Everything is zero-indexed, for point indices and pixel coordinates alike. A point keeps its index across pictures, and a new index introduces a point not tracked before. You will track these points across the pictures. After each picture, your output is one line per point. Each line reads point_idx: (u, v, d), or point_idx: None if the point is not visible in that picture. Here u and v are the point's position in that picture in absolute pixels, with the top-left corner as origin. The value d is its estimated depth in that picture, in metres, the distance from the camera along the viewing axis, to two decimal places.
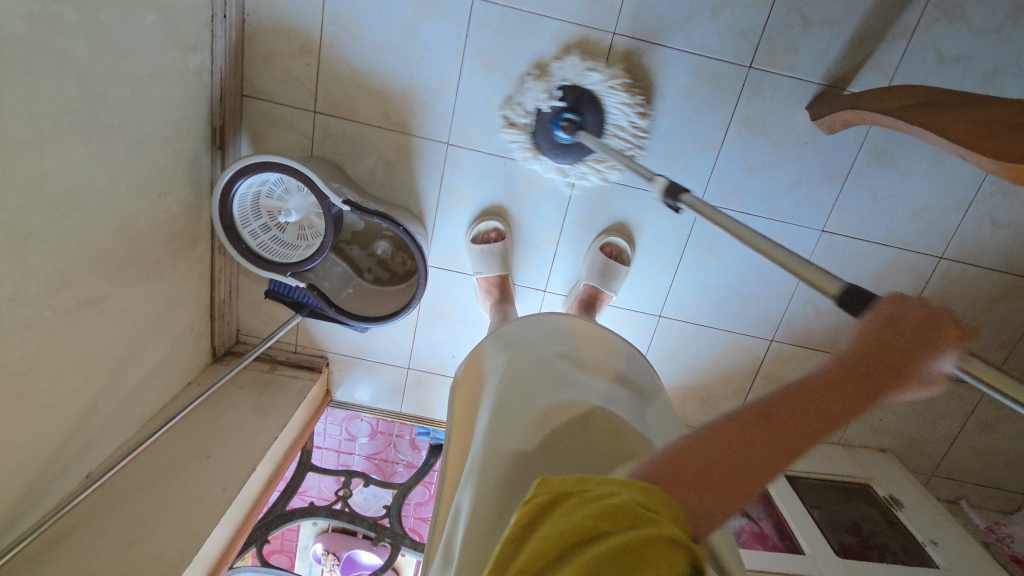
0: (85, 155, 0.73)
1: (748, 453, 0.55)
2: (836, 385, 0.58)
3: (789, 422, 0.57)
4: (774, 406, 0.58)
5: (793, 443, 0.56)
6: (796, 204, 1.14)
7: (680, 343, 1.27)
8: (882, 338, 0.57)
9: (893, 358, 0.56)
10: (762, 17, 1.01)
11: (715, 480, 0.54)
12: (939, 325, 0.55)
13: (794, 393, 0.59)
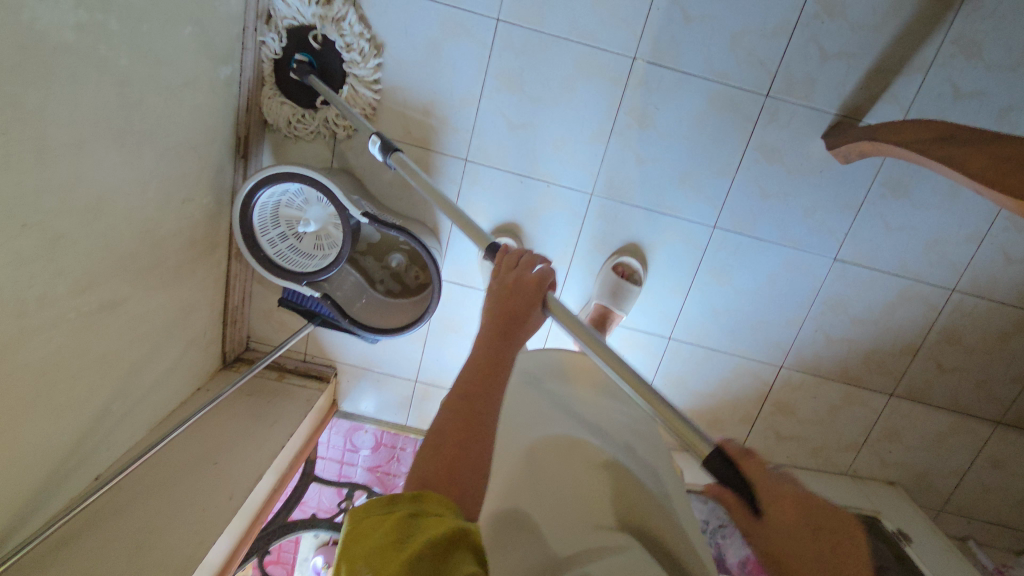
0: (118, 160, 0.75)
1: (463, 425, 0.54)
2: (490, 363, 0.60)
3: (486, 399, 0.57)
4: (469, 384, 0.58)
5: (484, 417, 0.55)
6: (810, 232, 1.14)
7: (689, 366, 1.26)
8: (502, 300, 0.65)
9: (516, 310, 0.64)
10: (780, 48, 1.02)
11: (443, 462, 0.52)
12: (526, 279, 0.67)
13: (471, 369, 0.59)
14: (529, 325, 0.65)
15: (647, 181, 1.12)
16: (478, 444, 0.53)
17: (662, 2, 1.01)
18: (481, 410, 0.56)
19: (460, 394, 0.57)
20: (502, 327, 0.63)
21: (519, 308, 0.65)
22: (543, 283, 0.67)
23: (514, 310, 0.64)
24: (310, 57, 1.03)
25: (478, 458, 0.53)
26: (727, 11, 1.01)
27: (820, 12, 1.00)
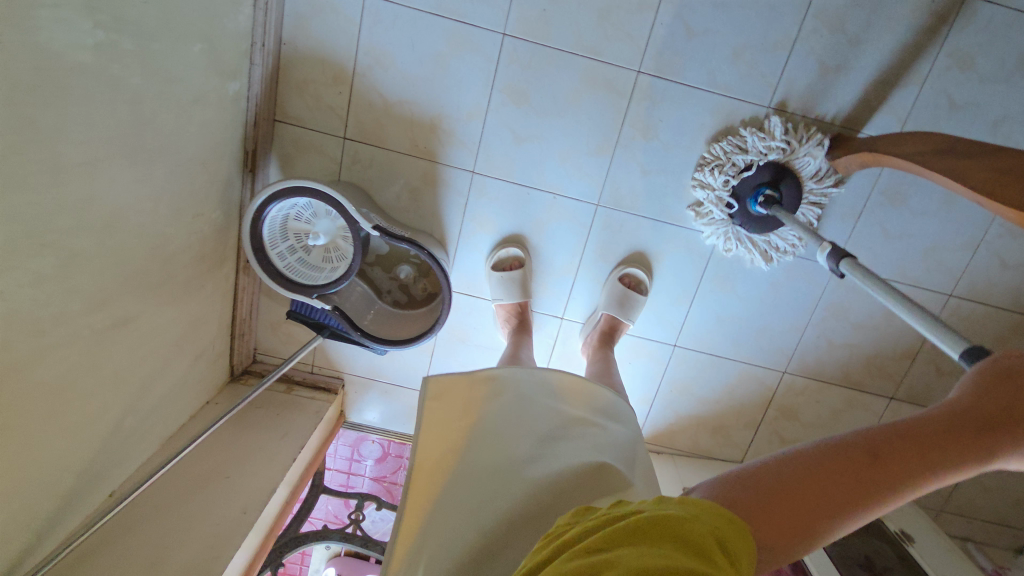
0: (131, 176, 0.75)
1: (848, 489, 0.47)
2: (911, 436, 0.49)
3: (890, 477, 0.47)
4: (873, 443, 0.49)
5: (867, 495, 0.47)
6: (812, 240, 1.16)
7: (694, 373, 1.28)
8: (1020, 396, 0.49)
9: (1022, 419, 0.48)
10: (781, 61, 1.05)
11: (795, 504, 0.46)
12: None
13: (897, 431, 0.49)
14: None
15: (652, 191, 1.14)
16: (835, 498, 0.46)
17: (665, 17, 1.03)
18: (870, 473, 0.47)
19: (867, 447, 0.48)
20: (991, 439, 0.48)
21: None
22: None
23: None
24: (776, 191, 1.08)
25: (824, 517, 0.46)
26: (729, 25, 1.03)
27: (818, 26, 1.02)
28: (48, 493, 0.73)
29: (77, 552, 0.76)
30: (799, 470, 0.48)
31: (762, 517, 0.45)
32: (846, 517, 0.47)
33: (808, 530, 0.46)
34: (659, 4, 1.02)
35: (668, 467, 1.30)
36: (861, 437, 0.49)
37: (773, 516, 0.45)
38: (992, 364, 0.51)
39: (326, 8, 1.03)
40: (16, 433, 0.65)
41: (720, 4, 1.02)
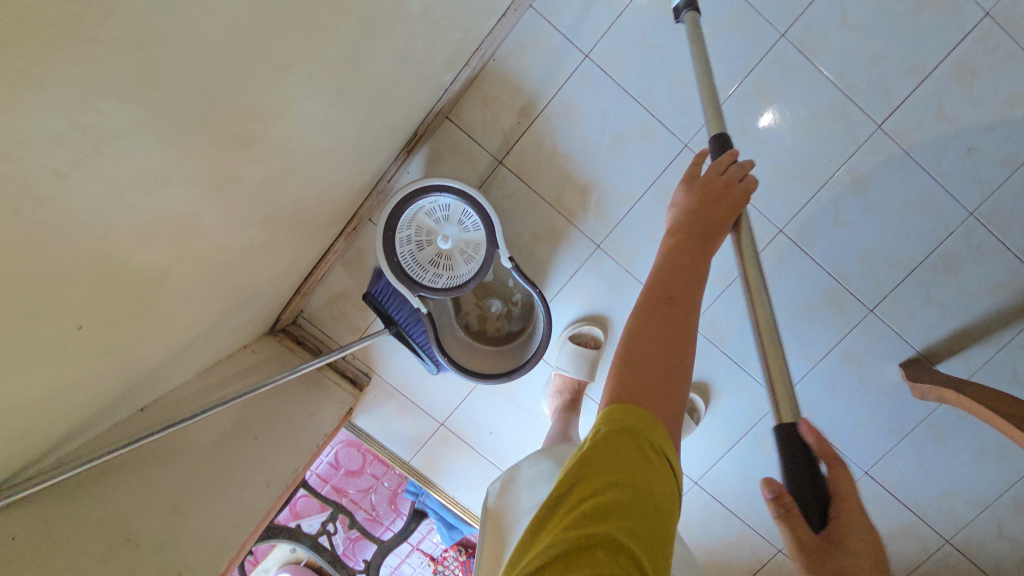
0: (357, 123, 0.73)
1: (665, 328, 0.49)
2: (684, 262, 0.54)
3: (686, 301, 0.51)
4: (659, 279, 0.52)
5: (689, 320, 0.50)
6: (855, 439, 1.23)
7: (698, 515, 1.29)
8: (705, 200, 0.60)
9: (715, 214, 0.59)
10: (897, 277, 1.15)
11: (648, 360, 0.47)
12: (735, 186, 0.61)
13: (668, 266, 0.53)
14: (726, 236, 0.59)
15: (742, 335, 1.19)
16: (677, 328, 0.49)
17: (823, 197, 1.12)
18: (683, 297, 0.51)
19: (665, 279, 0.52)
20: (700, 240, 0.56)
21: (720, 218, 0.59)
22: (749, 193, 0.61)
23: (714, 221, 0.58)
24: None
25: (672, 352, 0.47)
26: (870, 227, 1.13)
27: (939, 265, 1.14)
28: (117, 385, 0.65)
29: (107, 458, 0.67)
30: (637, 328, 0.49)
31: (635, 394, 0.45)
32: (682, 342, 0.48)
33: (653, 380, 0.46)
34: (824, 184, 1.12)
35: None
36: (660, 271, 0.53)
37: (641, 379, 0.46)
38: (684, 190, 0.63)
39: (546, 51, 1.08)
40: (145, 317, 0.58)
41: (871, 207, 1.12)
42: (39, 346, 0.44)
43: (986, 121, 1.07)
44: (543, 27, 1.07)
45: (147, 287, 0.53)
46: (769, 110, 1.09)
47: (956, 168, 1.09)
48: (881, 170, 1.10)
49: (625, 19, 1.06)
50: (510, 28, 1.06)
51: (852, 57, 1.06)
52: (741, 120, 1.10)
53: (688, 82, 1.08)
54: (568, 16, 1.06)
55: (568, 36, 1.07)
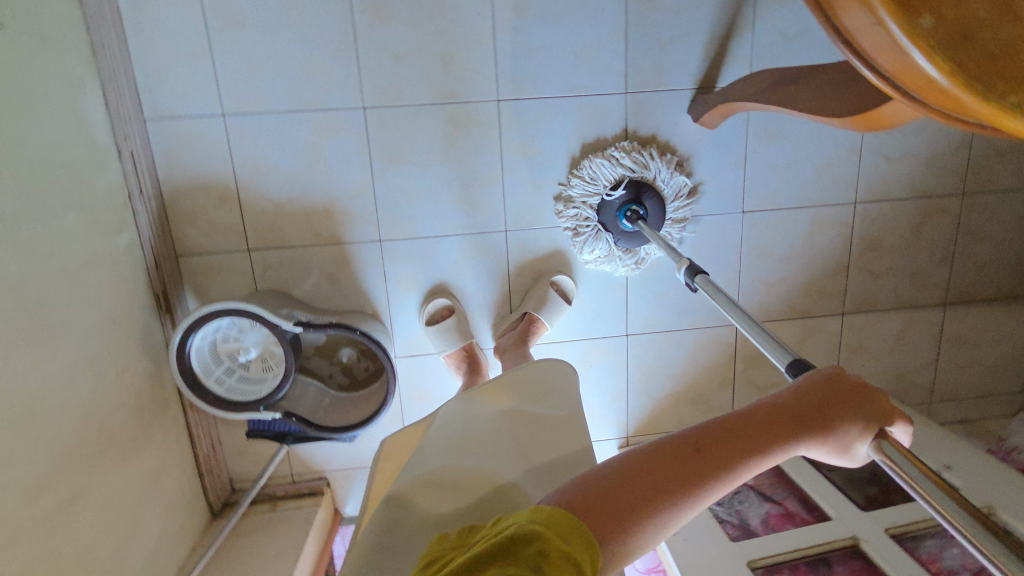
0: (38, 361, 0.76)
1: (670, 477, 0.52)
2: (732, 427, 0.55)
3: (717, 461, 0.53)
4: (714, 437, 0.54)
5: (699, 479, 0.52)
6: (711, 197, 1.22)
7: (651, 356, 1.31)
8: (820, 391, 0.56)
9: (817, 411, 0.55)
10: (620, 49, 1.12)
11: (623, 507, 0.51)
12: (872, 397, 0.56)
13: (722, 422, 0.55)
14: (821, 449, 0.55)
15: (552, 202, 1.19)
16: (673, 487, 0.52)
17: (504, 45, 1.09)
18: (706, 470, 0.53)
19: (715, 442, 0.54)
20: (781, 432, 0.55)
21: (824, 420, 0.54)
22: (888, 416, 0.55)
23: (800, 424, 0.55)
24: (641, 207, 1.16)
25: (647, 519, 0.51)
26: (562, 33, 1.10)
27: (641, 9, 1.10)
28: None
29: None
30: (639, 465, 0.53)
31: (607, 511, 0.50)
32: (660, 520, 0.51)
33: (631, 522, 0.50)
34: (494, 34, 1.08)
35: None
36: (714, 431, 0.55)
37: (601, 517, 0.50)
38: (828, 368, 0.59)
39: (195, 140, 1.07)
40: None
41: (546, 18, 1.09)
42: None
43: None
44: (171, 125, 1.06)
45: None
46: (406, 38, 1.07)
47: None
48: None
49: (221, 60, 1.04)
50: (147, 148, 1.05)
51: None
52: (384, 47, 1.07)
53: (318, 61, 1.06)
54: (179, 99, 1.05)
55: (197, 113, 1.06)
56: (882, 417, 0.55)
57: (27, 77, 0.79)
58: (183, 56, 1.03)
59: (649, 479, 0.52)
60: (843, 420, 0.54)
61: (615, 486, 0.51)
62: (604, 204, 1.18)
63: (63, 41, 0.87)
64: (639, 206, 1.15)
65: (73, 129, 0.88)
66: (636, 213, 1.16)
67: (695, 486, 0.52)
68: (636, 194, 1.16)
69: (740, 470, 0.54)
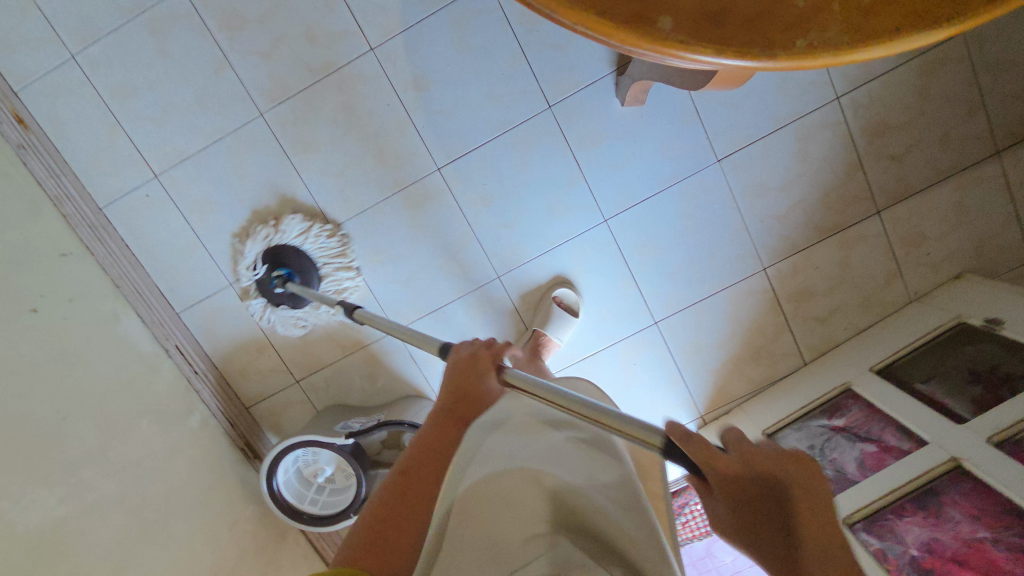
0: (156, 549, 0.94)
1: (396, 517, 0.62)
2: (418, 450, 0.68)
3: (423, 480, 0.65)
4: (413, 455, 0.68)
5: (416, 500, 0.64)
6: (679, 161, 1.19)
7: (690, 332, 1.29)
8: (454, 378, 0.72)
9: (460, 395, 0.71)
10: (527, 72, 1.13)
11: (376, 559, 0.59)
12: (479, 357, 0.73)
13: (412, 451, 0.68)
14: (481, 404, 0.72)
15: (528, 233, 1.22)
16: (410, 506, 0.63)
17: (423, 119, 1.16)
18: (425, 476, 0.66)
19: (418, 459, 0.67)
20: (450, 419, 0.70)
21: (464, 390, 0.71)
22: (497, 359, 0.73)
23: (456, 408, 0.71)
24: (285, 269, 1.18)
25: (400, 550, 0.60)
26: (468, 84, 1.14)
27: (529, 27, 1.11)
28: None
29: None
30: (379, 512, 0.63)
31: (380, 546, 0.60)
32: (411, 543, 0.61)
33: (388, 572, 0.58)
34: (410, 115, 1.15)
35: (743, 420, 1.28)
36: (414, 449, 0.68)
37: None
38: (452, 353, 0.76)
39: (220, 312, 1.25)
40: None
41: (448, 80, 1.14)
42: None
43: None
44: (197, 309, 1.24)
45: None
46: (339, 154, 1.17)
47: None
48: (416, 61, 1.13)
49: (210, 242, 1.21)
50: (188, 335, 1.24)
51: (302, 57, 1.13)
52: (326, 171, 1.18)
53: (281, 207, 1.20)
54: (195, 286, 1.23)
55: (212, 292, 1.23)
56: (495, 357, 0.74)
57: (70, 335, 0.98)
58: (182, 252, 1.21)
59: (382, 532, 0.61)
60: (478, 387, 0.71)
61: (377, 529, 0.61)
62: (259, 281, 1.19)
63: (88, 292, 1.07)
64: (281, 271, 1.17)
65: (120, 354, 1.07)
66: (281, 278, 1.17)
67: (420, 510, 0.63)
68: (274, 261, 1.18)
69: (440, 469, 0.67)
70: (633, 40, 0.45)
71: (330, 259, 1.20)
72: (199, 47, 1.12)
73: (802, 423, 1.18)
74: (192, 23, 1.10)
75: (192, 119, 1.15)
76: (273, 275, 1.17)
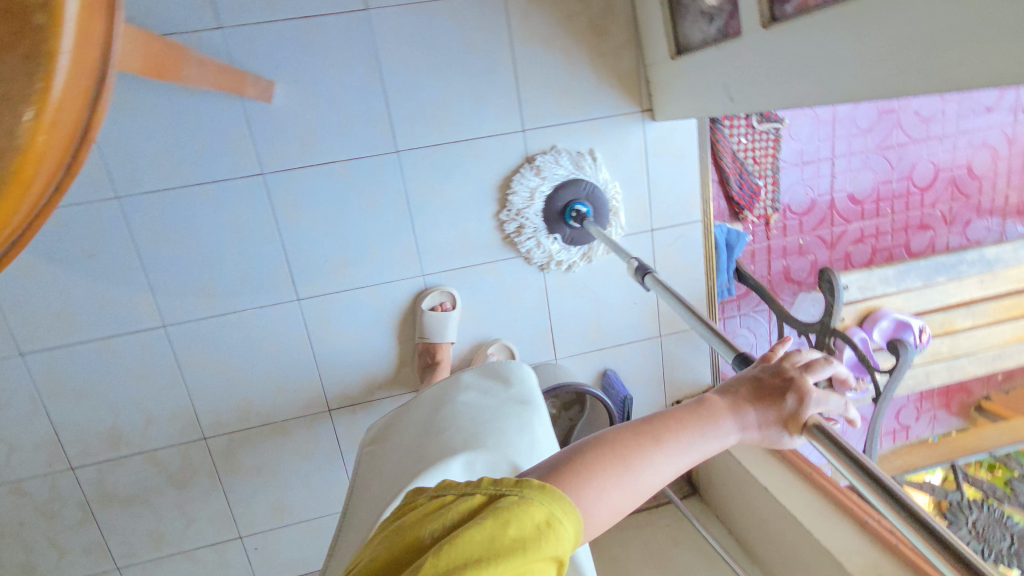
0: None
1: (623, 455, 0.57)
2: (681, 415, 0.60)
3: (665, 440, 0.58)
4: (657, 422, 0.60)
5: (650, 452, 0.58)
6: (356, 53, 1.07)
7: (546, 97, 1.17)
8: (755, 381, 0.61)
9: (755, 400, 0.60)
10: (220, 184, 1.08)
11: (585, 478, 0.55)
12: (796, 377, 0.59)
13: (674, 412, 0.61)
14: (758, 429, 0.59)
15: (388, 232, 1.18)
16: (615, 476, 0.56)
17: (244, 299, 1.15)
18: (644, 458, 0.57)
19: (653, 434, 0.59)
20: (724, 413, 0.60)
21: (758, 401, 0.59)
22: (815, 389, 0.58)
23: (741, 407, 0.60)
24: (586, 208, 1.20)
25: (603, 490, 0.55)
26: (218, 247, 1.11)
27: (173, 169, 1.06)
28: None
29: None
30: (621, 437, 0.59)
31: (572, 490, 0.54)
32: (611, 496, 0.56)
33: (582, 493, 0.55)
34: (236, 309, 1.15)
35: (659, 71, 1.14)
36: (653, 426, 0.60)
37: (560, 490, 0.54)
38: (762, 361, 0.64)
39: None
40: None
41: (210, 264, 1.12)
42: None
43: (64, 265, 1.06)
44: None
45: None
46: (260, 382, 1.21)
47: (112, 248, 1.07)
48: (183, 291, 1.12)
49: (312, 510, 1.32)
50: None
51: (158, 388, 1.17)
52: (273, 398, 1.23)
53: (297, 444, 1.27)
54: None
55: None
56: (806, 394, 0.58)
57: None
58: (314, 533, 1.35)
59: (594, 460, 0.57)
60: (779, 407, 0.58)
61: (580, 476, 0.55)
62: (548, 208, 1.21)
63: None
64: (579, 207, 1.20)
65: None
66: (579, 215, 1.20)
67: (642, 463, 0.57)
68: (574, 199, 1.20)
69: (685, 450, 0.59)
70: (27, 235, 0.39)
71: (567, 258, 1.26)
72: (132, 470, 1.22)
73: (681, 11, 1.03)
74: (107, 468, 1.20)
75: (195, 492, 1.26)
76: (574, 208, 1.20)
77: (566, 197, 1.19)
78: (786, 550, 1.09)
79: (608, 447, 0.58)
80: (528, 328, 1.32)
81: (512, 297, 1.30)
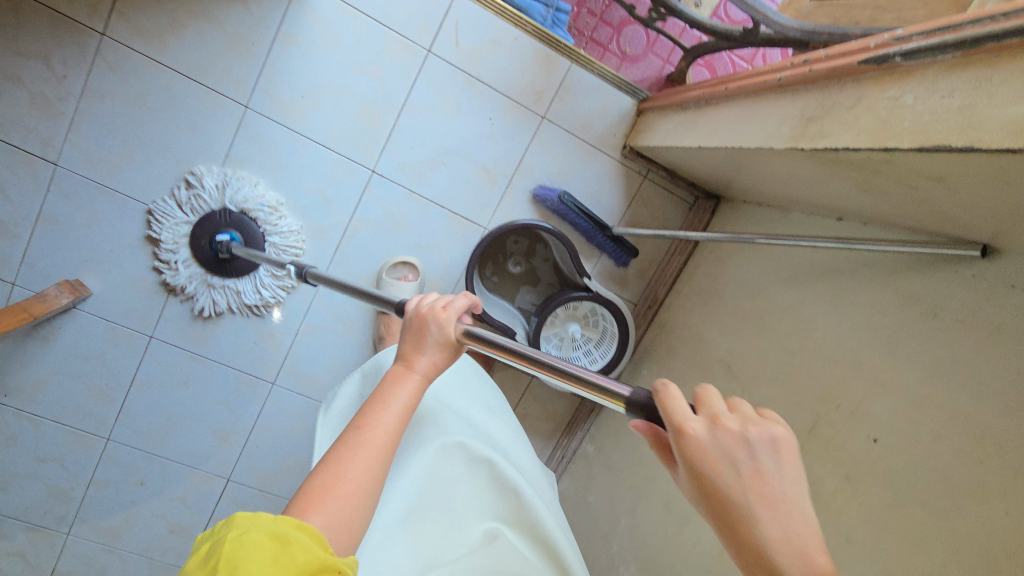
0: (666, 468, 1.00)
1: (349, 456, 0.54)
2: (380, 396, 0.58)
3: (376, 425, 0.56)
4: (364, 415, 0.57)
5: (369, 438, 0.55)
6: (92, 201, 1.11)
7: (228, 63, 1.08)
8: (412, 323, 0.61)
9: (423, 335, 0.60)
10: (141, 368, 1.21)
11: (328, 498, 0.51)
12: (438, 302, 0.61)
13: (374, 399, 0.58)
14: (445, 360, 0.61)
15: (264, 280, 1.20)
16: (340, 477, 0.52)
17: (243, 417, 1.27)
18: (360, 444, 0.55)
19: (360, 423, 0.56)
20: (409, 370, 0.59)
21: (422, 338, 0.60)
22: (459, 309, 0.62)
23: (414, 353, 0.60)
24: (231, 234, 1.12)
25: (349, 506, 0.51)
26: (189, 404, 1.25)
27: (111, 389, 1.22)
28: (870, 288, 0.74)
29: (897, 220, 0.69)
30: (342, 448, 0.54)
31: (313, 510, 0.50)
32: (363, 498, 0.53)
33: (334, 508, 0.50)
34: (246, 428, 1.28)
35: None
36: (357, 420, 0.56)
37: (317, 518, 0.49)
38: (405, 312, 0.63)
39: None
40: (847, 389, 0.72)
41: (200, 418, 1.26)
42: (921, 467, 0.60)
43: (137, 501, 1.29)
44: None
45: (827, 431, 0.73)
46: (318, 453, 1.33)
47: (145, 466, 1.27)
48: (209, 448, 1.28)
49: None
50: None
51: None
52: None
53: None
54: None
55: None
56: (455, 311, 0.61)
57: None
58: None
59: (330, 473, 0.52)
60: (438, 334, 0.60)
61: (315, 494, 0.51)
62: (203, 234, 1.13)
63: None
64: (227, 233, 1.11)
65: None
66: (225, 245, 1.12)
67: (371, 455, 0.54)
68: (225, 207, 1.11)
69: (400, 420, 0.57)
70: None
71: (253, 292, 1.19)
72: None
73: None
74: None
75: None
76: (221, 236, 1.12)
77: (211, 225, 1.12)
78: (777, 180, 0.85)
79: (337, 459, 0.53)
80: (437, 233, 1.21)
81: (395, 224, 1.20)
